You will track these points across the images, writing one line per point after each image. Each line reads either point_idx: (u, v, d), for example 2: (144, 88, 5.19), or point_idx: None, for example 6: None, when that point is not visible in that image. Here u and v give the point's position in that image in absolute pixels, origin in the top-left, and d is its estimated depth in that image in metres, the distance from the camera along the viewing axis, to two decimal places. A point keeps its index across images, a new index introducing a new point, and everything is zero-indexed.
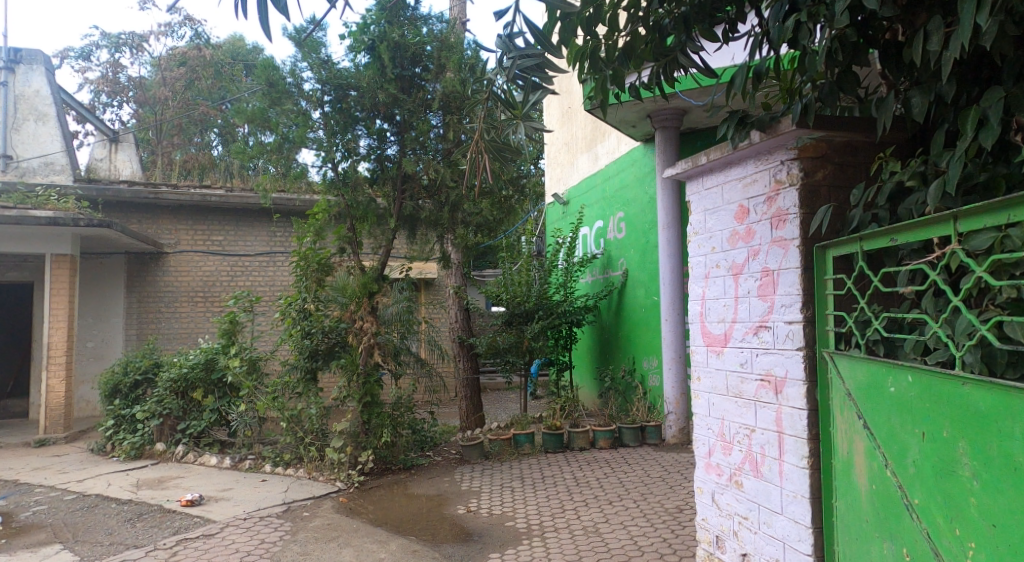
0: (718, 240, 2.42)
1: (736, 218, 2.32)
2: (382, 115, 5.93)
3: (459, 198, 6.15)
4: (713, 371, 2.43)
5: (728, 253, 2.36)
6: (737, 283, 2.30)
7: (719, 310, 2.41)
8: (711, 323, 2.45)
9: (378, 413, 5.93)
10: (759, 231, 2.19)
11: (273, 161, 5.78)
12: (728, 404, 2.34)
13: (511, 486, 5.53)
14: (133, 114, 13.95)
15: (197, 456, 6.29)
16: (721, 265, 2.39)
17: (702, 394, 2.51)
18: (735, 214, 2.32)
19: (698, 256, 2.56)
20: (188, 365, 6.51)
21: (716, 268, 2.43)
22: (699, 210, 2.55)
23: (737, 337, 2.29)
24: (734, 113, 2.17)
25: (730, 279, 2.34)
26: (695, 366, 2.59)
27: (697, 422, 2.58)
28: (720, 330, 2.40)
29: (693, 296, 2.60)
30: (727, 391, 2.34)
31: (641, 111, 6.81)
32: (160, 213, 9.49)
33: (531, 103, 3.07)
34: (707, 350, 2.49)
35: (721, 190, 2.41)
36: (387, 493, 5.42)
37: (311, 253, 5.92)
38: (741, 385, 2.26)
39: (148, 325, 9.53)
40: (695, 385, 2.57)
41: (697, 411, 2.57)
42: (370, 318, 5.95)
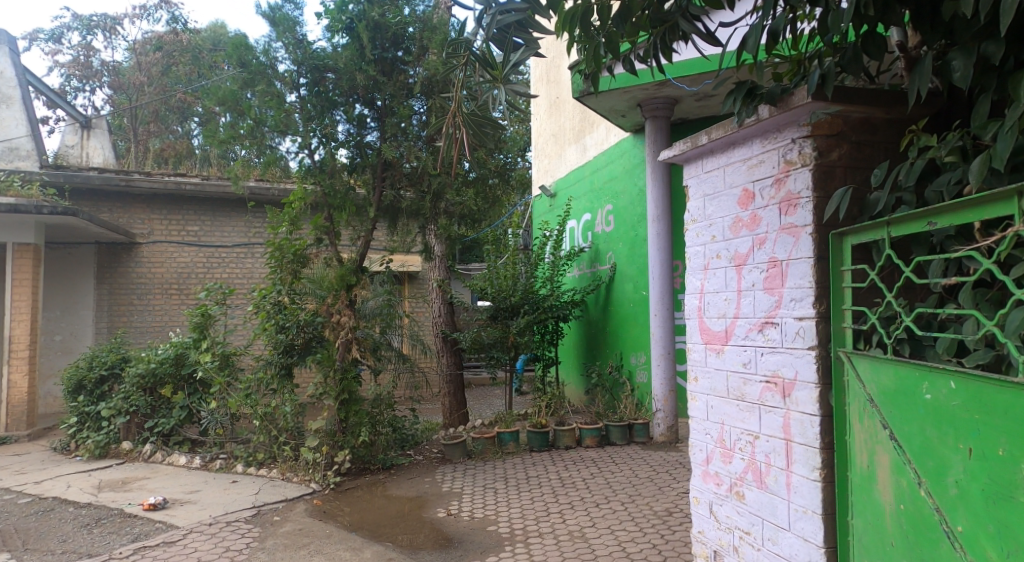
0: (717, 228, 2.22)
1: (739, 204, 2.11)
2: (362, 100, 5.69)
3: (442, 186, 5.93)
4: (711, 371, 2.24)
5: (729, 243, 2.15)
6: (740, 275, 2.10)
7: (719, 305, 2.20)
8: (710, 317, 2.25)
9: (357, 411, 5.69)
10: (764, 218, 1.98)
11: (245, 146, 5.49)
12: (728, 407, 2.14)
13: (494, 487, 5.30)
14: (106, 100, 13.46)
15: (165, 456, 6.03)
16: (722, 254, 2.19)
17: (698, 396, 2.32)
18: (739, 200, 2.11)
19: (696, 246, 2.35)
20: (157, 360, 6.24)
21: (716, 259, 2.22)
22: (698, 195, 2.34)
23: (738, 334, 2.09)
24: (742, 85, 1.94)
25: (731, 271, 2.14)
26: (691, 366, 2.39)
27: (692, 426, 2.37)
28: (720, 327, 2.19)
29: (690, 290, 2.39)
30: (727, 393, 2.14)
31: (631, 99, 6.62)
32: (132, 202, 9.18)
33: (512, 63, 2.86)
34: (705, 349, 2.28)
35: (722, 172, 2.20)
36: (364, 495, 5.18)
37: (286, 243, 5.65)
38: (743, 387, 2.06)
39: (119, 318, 9.22)
40: (692, 386, 2.36)
41: (693, 414, 2.37)
42: (348, 312, 5.72)
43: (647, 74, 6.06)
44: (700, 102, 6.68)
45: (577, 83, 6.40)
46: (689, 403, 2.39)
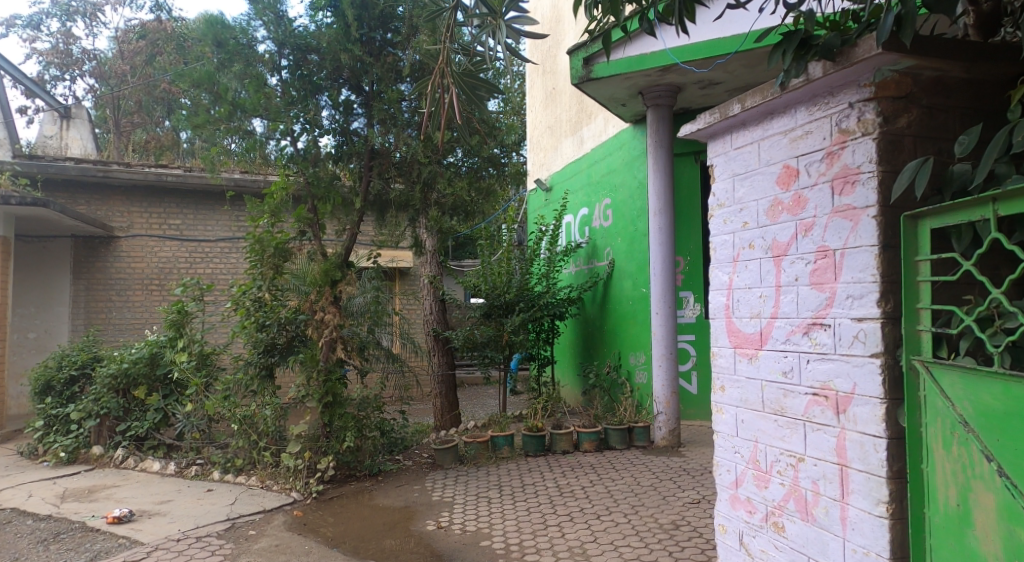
0: (751, 216, 2.01)
1: (778, 183, 1.90)
2: (349, 84, 5.40)
3: (433, 175, 5.60)
4: (742, 377, 2.05)
5: (767, 230, 1.94)
6: (778, 269, 1.89)
7: (752, 304, 2.00)
8: (741, 317, 2.05)
9: (341, 415, 5.35)
10: (810, 205, 1.79)
11: (218, 131, 5.11)
12: (764, 423, 1.96)
13: (487, 496, 4.97)
14: (88, 90, 13.03)
15: (139, 462, 5.69)
16: (756, 245, 1.99)
17: (725, 406, 2.14)
18: (778, 178, 1.90)
19: (724, 235, 2.15)
20: (130, 359, 5.87)
21: (748, 249, 2.01)
22: (726, 175, 2.13)
23: (778, 337, 1.89)
24: (794, 33, 1.73)
25: (768, 263, 1.93)
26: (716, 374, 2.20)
27: (719, 443, 2.19)
28: (755, 329, 1.99)
29: (715, 286, 2.19)
30: (763, 406, 1.95)
31: (632, 86, 6.30)
32: (112, 194, 8.82)
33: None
34: (733, 354, 2.09)
35: (756, 148, 2.00)
36: (348, 505, 4.85)
37: (267, 236, 5.32)
38: (784, 400, 1.87)
39: (97, 315, 8.84)
40: (717, 397, 2.17)
41: (718, 429, 2.18)
42: (333, 309, 5.38)
43: (650, 59, 5.74)
44: (704, 90, 6.41)
45: (576, 68, 6.09)
46: (715, 414, 2.22)
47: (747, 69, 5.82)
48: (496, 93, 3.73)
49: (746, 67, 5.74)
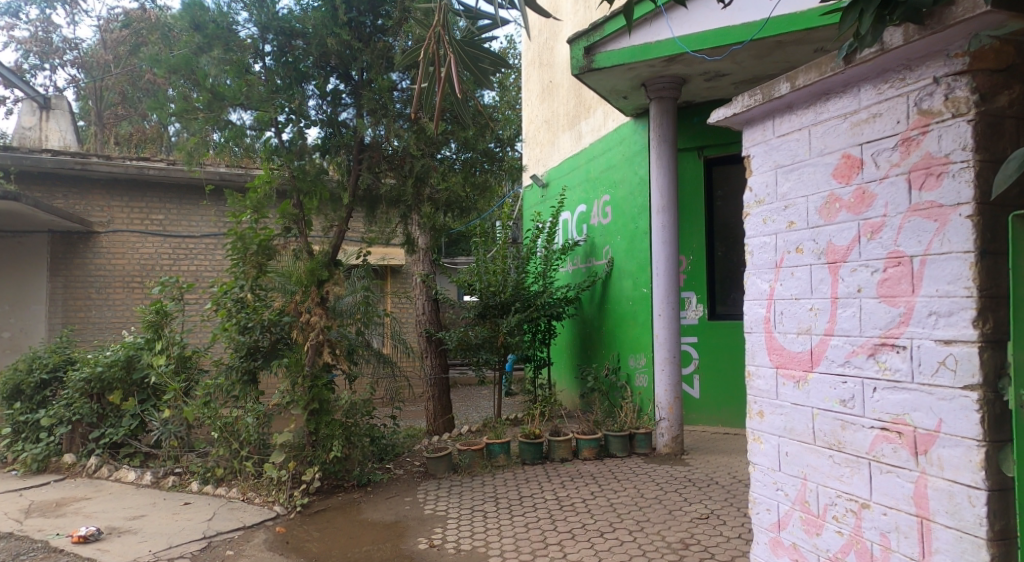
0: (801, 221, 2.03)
1: (834, 178, 1.92)
2: (337, 71, 5.09)
3: (426, 169, 5.25)
4: (790, 401, 2.06)
5: (820, 231, 1.95)
6: (835, 279, 1.89)
7: (802, 317, 2.02)
8: (788, 333, 2.07)
9: (328, 422, 5.05)
10: (879, 205, 1.76)
11: (198, 120, 4.80)
12: (815, 458, 1.96)
13: (482, 510, 4.69)
14: (70, 80, 12.64)
15: (113, 471, 5.40)
16: (806, 249, 2.00)
17: (770, 435, 2.15)
18: (835, 172, 1.91)
19: (763, 235, 2.20)
20: (104, 363, 5.57)
21: (796, 251, 2.04)
22: (770, 168, 2.17)
23: (835, 358, 1.88)
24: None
25: (823, 269, 1.93)
26: (756, 401, 2.25)
27: (759, 477, 2.23)
28: (804, 348, 2.01)
29: (755, 294, 2.21)
30: (815, 438, 1.96)
31: (635, 78, 6.03)
32: (91, 188, 8.48)
33: None
34: (775, 374, 2.13)
35: (807, 134, 2.01)
36: (335, 520, 4.57)
37: (250, 233, 5.04)
38: (843, 435, 1.86)
39: (76, 314, 8.52)
40: (758, 426, 2.22)
41: (760, 461, 2.22)
42: (319, 311, 5.06)
43: (657, 48, 5.45)
44: (709, 83, 6.15)
45: (576, 58, 5.80)
46: (756, 445, 2.24)
47: (756, 60, 5.55)
48: (504, 65, 3.38)
49: (755, 58, 5.48)
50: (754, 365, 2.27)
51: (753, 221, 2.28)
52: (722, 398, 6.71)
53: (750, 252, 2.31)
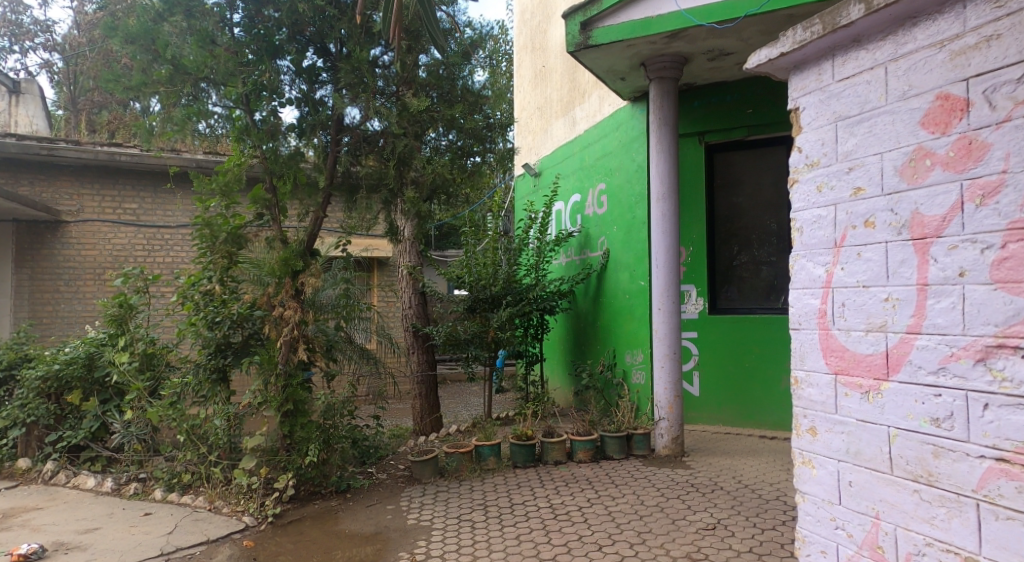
0: (874, 190, 1.97)
1: (921, 127, 1.85)
2: (314, 44, 4.71)
3: (410, 150, 4.86)
4: (854, 419, 2.01)
5: (902, 197, 1.88)
6: (924, 263, 1.82)
7: (872, 307, 1.96)
8: (852, 332, 2.02)
9: (304, 424, 4.70)
10: (994, 159, 1.69)
11: (161, 96, 4.44)
12: (898, 493, 1.88)
13: (471, 519, 4.34)
14: (43, 64, 12.15)
15: (71, 477, 5.01)
16: (881, 221, 1.94)
17: (829, 459, 2.10)
18: (924, 119, 1.84)
19: (815, 207, 2.17)
20: (63, 360, 5.20)
21: (868, 224, 1.98)
22: (829, 119, 2.12)
23: (925, 364, 1.81)
24: None
25: (910, 248, 1.86)
26: (809, 420, 2.17)
27: (814, 509, 2.16)
28: (873, 351, 1.95)
29: (813, 277, 2.16)
30: (896, 468, 1.88)
31: (633, 57, 5.68)
32: (59, 175, 8.04)
33: None
34: (833, 379, 2.09)
35: (882, 71, 1.96)
36: (309, 532, 4.21)
37: (219, 220, 4.66)
38: (939, 468, 1.77)
39: (43, 308, 8.08)
40: (814, 451, 2.15)
41: (819, 492, 2.14)
42: (294, 305, 4.67)
43: (658, 22, 5.10)
44: (712, 63, 5.82)
45: (572, 34, 5.43)
46: (805, 469, 2.19)
47: (763, 37, 5.23)
48: None
49: (762, 34, 5.15)
50: (800, 367, 2.22)
51: (803, 189, 2.22)
52: (723, 395, 6.39)
53: (793, 228, 2.26)
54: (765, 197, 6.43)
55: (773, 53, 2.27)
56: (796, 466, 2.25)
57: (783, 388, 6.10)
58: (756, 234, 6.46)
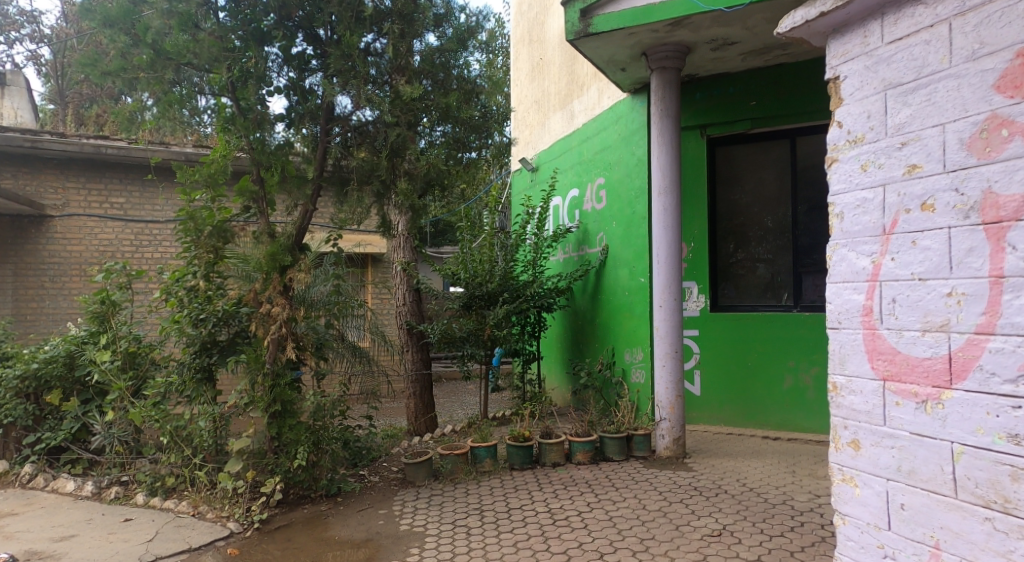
0: (934, 167, 1.88)
1: (994, 92, 1.76)
2: (303, 29, 4.51)
3: (403, 140, 4.66)
4: (907, 433, 1.92)
5: (971, 180, 1.79)
6: (998, 246, 1.73)
7: (931, 302, 1.87)
8: (905, 333, 1.93)
9: (292, 426, 4.51)
10: None
11: (141, 82, 4.25)
12: (961, 520, 1.80)
13: (466, 525, 4.16)
14: (30, 56, 11.90)
15: (50, 481, 4.83)
16: (943, 204, 1.85)
17: (877, 479, 2.02)
18: (999, 81, 1.75)
19: (861, 189, 2.09)
20: (42, 359, 5.01)
21: (927, 207, 1.89)
22: (878, 86, 2.05)
23: (998, 369, 1.71)
24: None
25: (982, 235, 1.76)
26: (854, 434, 2.09)
27: (860, 532, 2.08)
28: (930, 353, 1.87)
29: (858, 267, 2.08)
30: (960, 493, 1.80)
31: (634, 46, 5.49)
32: (43, 168, 7.82)
33: None
34: (881, 386, 2.01)
35: (946, 28, 1.87)
36: (297, 538, 4.03)
37: (203, 213, 4.47)
38: (1013, 494, 1.69)
39: (28, 305, 7.87)
40: (860, 470, 2.07)
41: (866, 514, 2.06)
42: (281, 301, 4.48)
43: (660, 9, 4.91)
44: (715, 53, 5.64)
45: (571, 22, 5.25)
46: (848, 488, 2.11)
47: (769, 25, 5.09)
48: None
49: (768, 21, 5.01)
50: (840, 372, 2.14)
51: (846, 167, 2.15)
52: (725, 395, 6.22)
53: (832, 214, 2.19)
54: (769, 191, 6.27)
55: (811, 14, 2.18)
56: (835, 484, 2.18)
57: (787, 388, 5.94)
58: (759, 230, 6.30)
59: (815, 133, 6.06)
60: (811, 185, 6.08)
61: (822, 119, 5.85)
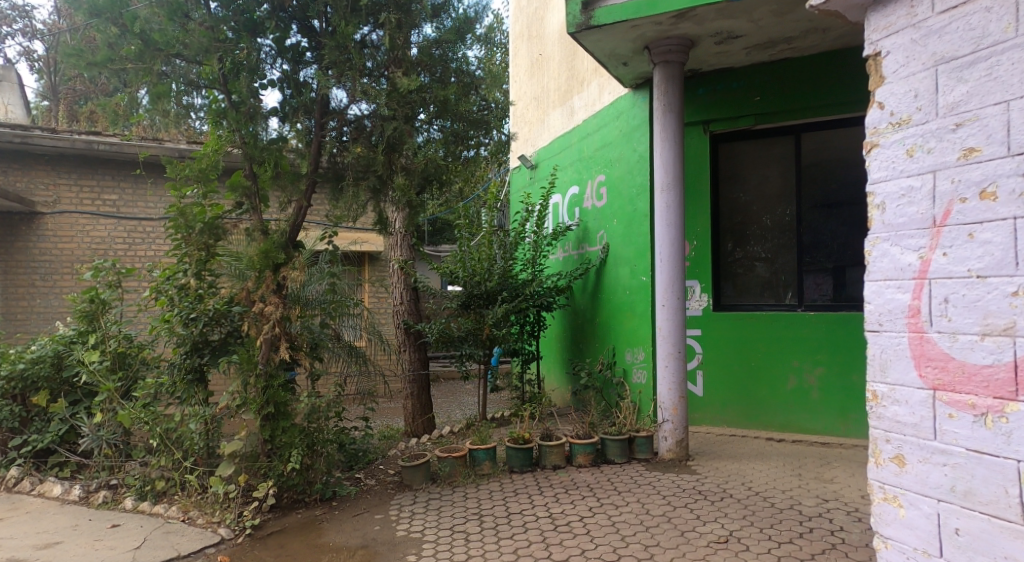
0: (993, 152, 1.92)
1: None
2: (297, 21, 4.38)
3: (401, 135, 4.53)
4: (960, 450, 1.97)
5: None
6: None
7: (988, 299, 1.91)
8: (960, 336, 1.97)
9: (287, 428, 4.39)
10: None
11: (129, 74, 4.14)
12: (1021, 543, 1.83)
13: (465, 530, 4.04)
14: (22, 51, 11.75)
15: (36, 484, 4.69)
16: (1003, 191, 1.88)
17: (926, 499, 2.07)
18: None
19: (907, 175, 2.14)
20: (29, 359, 4.88)
21: (983, 194, 1.93)
22: (926, 62, 2.10)
23: None
24: None
25: None
26: (901, 452, 2.14)
27: (911, 551, 2.12)
28: (987, 358, 1.90)
29: (905, 256, 2.13)
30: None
31: (637, 39, 5.37)
32: (34, 164, 7.68)
33: None
34: (932, 396, 2.05)
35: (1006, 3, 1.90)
36: (290, 545, 3.91)
37: (194, 209, 4.34)
38: None
39: (18, 303, 7.73)
40: (909, 489, 2.12)
41: (915, 532, 2.10)
42: (275, 300, 4.36)
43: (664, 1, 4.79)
44: (719, 46, 5.53)
45: (573, 15, 5.14)
46: (892, 509, 2.17)
47: (775, 17, 4.98)
48: None
49: (774, 13, 4.91)
50: (882, 381, 2.20)
51: (889, 152, 2.20)
52: (727, 396, 6.10)
53: (873, 203, 2.24)
54: (773, 188, 6.15)
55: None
56: (876, 503, 2.24)
57: (791, 388, 5.83)
58: (763, 228, 6.18)
59: (820, 129, 5.94)
60: (815, 181, 5.97)
61: (828, 114, 5.73)
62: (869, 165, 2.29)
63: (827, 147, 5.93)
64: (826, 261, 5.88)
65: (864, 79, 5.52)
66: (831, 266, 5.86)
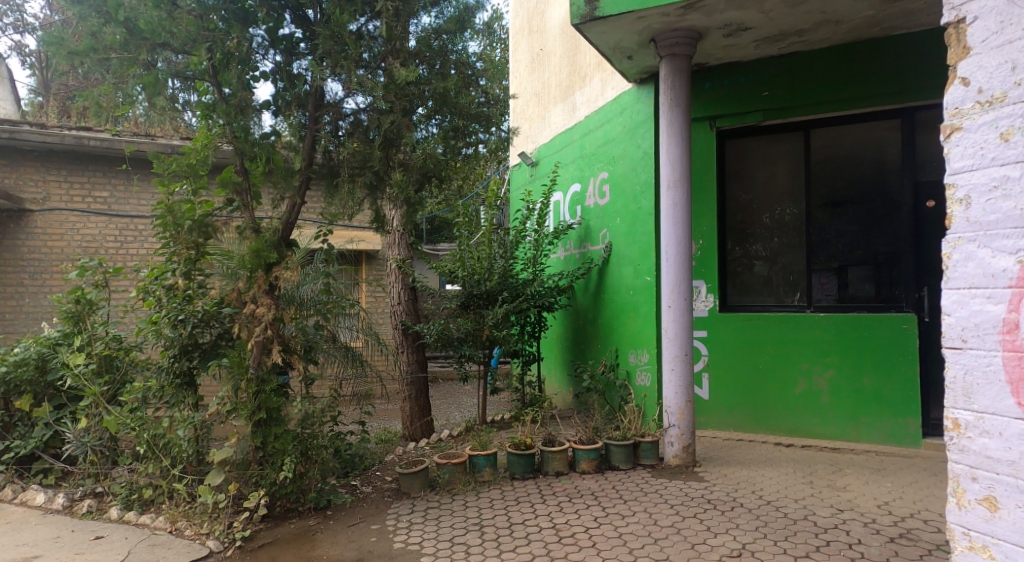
0: None
1: None
2: (290, 10, 4.20)
3: (398, 129, 4.35)
4: None
5: None
6: None
7: None
8: None
9: (279, 434, 4.21)
10: None
11: (114, 64, 3.97)
12: None
13: (466, 542, 3.87)
14: (13, 45, 11.54)
15: (18, 493, 4.51)
16: None
17: None
18: None
19: (998, 163, 2.07)
20: (11, 361, 4.70)
21: None
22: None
23: None
24: None
25: None
26: (993, 499, 2.07)
27: None
28: None
29: (996, 252, 2.06)
30: None
31: (642, 31, 5.20)
32: (22, 160, 7.49)
33: None
34: None
35: None
36: (281, 558, 3.74)
37: (182, 206, 4.16)
38: None
39: (5, 303, 7.54)
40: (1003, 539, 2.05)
41: None
42: (267, 301, 4.18)
43: None
44: (728, 39, 5.35)
45: (577, 6, 4.96)
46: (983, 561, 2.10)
47: (786, 7, 4.81)
48: None
49: (786, 4, 4.74)
50: (967, 409, 2.12)
51: (977, 137, 2.13)
52: (734, 399, 5.91)
53: (956, 198, 2.18)
54: (781, 186, 5.97)
55: None
56: (960, 551, 2.16)
57: (800, 392, 5.65)
58: (770, 226, 6.00)
59: (829, 125, 5.77)
60: (824, 179, 5.80)
61: (839, 109, 5.55)
62: (949, 153, 2.22)
63: (836, 143, 5.76)
64: (831, 261, 5.74)
65: (877, 74, 5.35)
66: (835, 266, 5.72)
